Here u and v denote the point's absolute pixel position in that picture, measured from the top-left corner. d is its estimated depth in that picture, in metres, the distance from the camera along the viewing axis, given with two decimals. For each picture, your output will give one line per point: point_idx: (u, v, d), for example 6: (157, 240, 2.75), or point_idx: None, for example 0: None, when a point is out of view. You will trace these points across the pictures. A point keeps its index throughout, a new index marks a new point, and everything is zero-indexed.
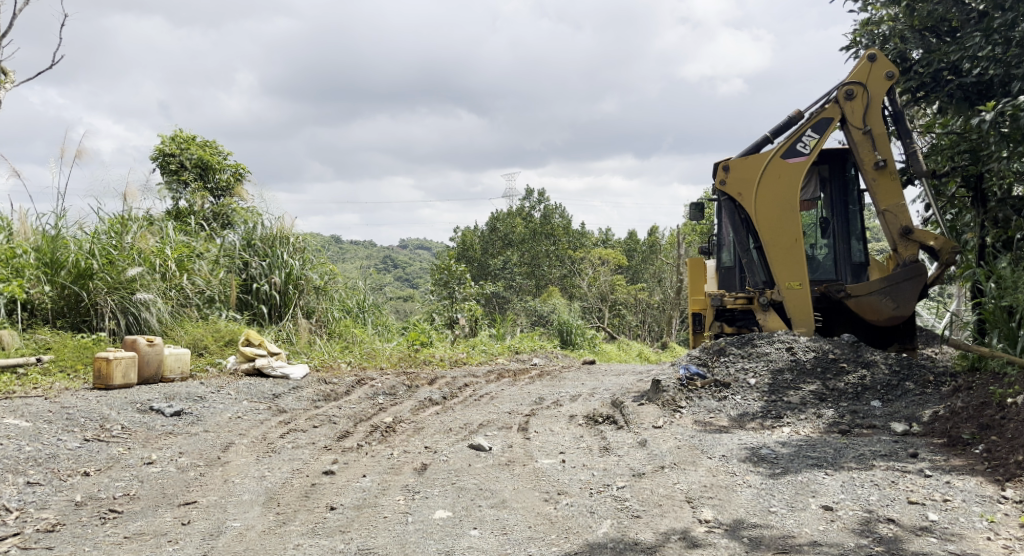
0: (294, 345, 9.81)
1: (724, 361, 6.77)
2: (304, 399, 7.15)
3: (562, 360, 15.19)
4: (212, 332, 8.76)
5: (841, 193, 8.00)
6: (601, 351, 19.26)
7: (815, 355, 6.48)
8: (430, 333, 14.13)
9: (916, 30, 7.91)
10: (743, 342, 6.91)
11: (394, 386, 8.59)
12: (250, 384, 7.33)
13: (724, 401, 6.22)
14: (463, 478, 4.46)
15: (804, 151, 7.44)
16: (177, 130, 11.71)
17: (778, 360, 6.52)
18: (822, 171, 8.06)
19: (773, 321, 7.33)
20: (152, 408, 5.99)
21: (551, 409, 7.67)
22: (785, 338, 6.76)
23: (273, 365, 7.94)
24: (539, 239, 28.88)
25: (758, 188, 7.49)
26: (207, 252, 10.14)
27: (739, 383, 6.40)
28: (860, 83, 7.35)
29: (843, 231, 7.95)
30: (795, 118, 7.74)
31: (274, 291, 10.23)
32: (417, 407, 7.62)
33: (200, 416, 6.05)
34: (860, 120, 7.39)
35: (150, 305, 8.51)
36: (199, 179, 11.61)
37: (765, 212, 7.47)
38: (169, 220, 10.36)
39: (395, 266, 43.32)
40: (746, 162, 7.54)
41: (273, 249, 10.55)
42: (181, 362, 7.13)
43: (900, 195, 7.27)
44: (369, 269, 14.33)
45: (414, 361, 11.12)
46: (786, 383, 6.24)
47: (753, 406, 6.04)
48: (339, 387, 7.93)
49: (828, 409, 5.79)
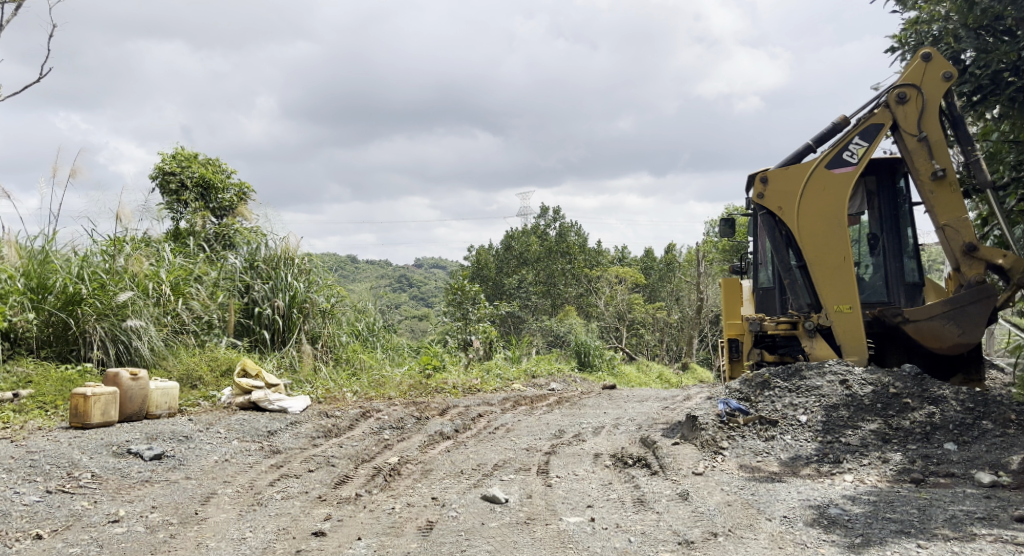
0: (296, 374, 9.17)
1: (769, 395, 6.04)
2: (302, 437, 6.51)
3: (582, 385, 14.45)
4: (207, 360, 8.17)
5: (891, 206, 7.31)
6: (619, 373, 18.52)
7: (874, 389, 5.75)
8: (443, 356, 13.49)
9: (971, 28, 7.10)
10: (790, 374, 6.19)
11: (402, 418, 7.91)
12: (244, 420, 6.67)
13: (772, 442, 5.53)
14: (476, 542, 3.77)
15: (851, 161, 6.75)
16: (177, 147, 11.09)
17: (831, 395, 5.80)
18: (869, 183, 7.38)
19: (821, 349, 6.61)
20: (130, 451, 5.35)
21: (574, 445, 6.96)
22: (838, 369, 6.05)
23: (269, 398, 7.26)
24: (555, 257, 28.17)
25: (799, 202, 6.81)
26: (206, 275, 9.53)
27: (788, 420, 5.70)
28: (914, 86, 6.67)
29: (894, 248, 7.24)
30: (840, 124, 7.07)
31: (276, 315, 9.59)
32: (426, 444, 6.95)
33: (183, 460, 5.40)
34: (914, 125, 6.72)
35: (142, 332, 7.87)
36: (200, 199, 11.01)
37: (808, 228, 6.78)
38: (167, 242, 9.79)
39: (408, 285, 42.81)
40: (786, 173, 6.88)
41: (277, 270, 9.94)
42: (168, 398, 6.49)
43: (962, 208, 6.54)
44: (380, 289, 13.72)
45: (425, 389, 10.45)
46: (842, 421, 5.54)
47: (806, 449, 5.36)
48: (342, 422, 7.27)
49: (895, 453, 5.08)
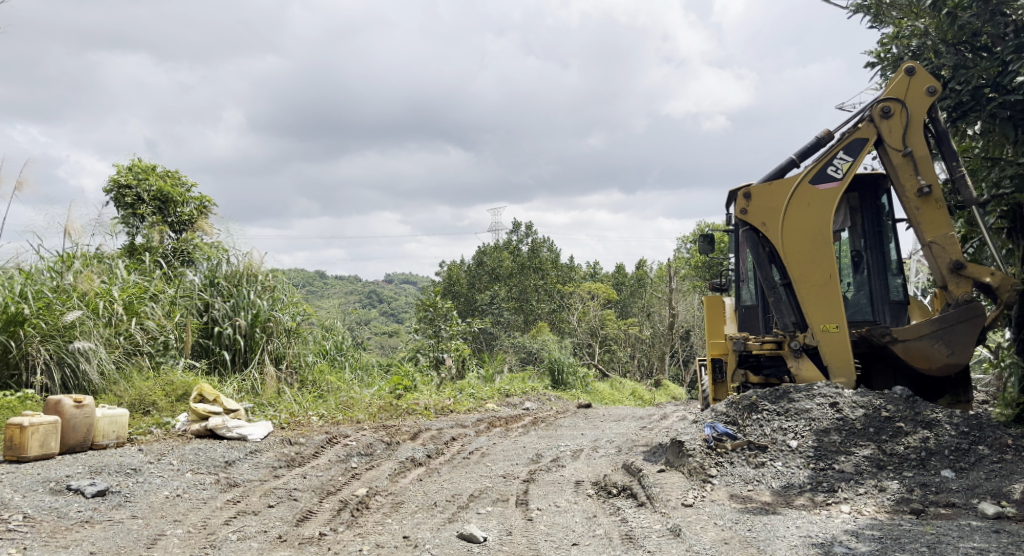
0: (259, 397, 8.72)
1: (757, 419, 5.78)
2: (262, 468, 6.10)
3: (557, 404, 14.11)
4: (162, 384, 7.71)
5: (874, 223, 7.11)
6: (594, 391, 18.22)
7: (865, 412, 5.50)
8: (414, 376, 13.07)
9: (950, 44, 6.99)
10: (778, 397, 5.93)
11: (370, 444, 7.51)
12: (199, 449, 6.22)
13: (762, 469, 5.27)
14: None
15: (836, 176, 6.52)
16: (134, 160, 10.59)
17: (822, 419, 5.54)
18: (852, 199, 7.16)
19: (808, 370, 6.38)
20: (70, 488, 4.91)
21: (552, 472, 6.62)
22: (827, 392, 5.80)
23: (227, 425, 6.82)
24: (527, 273, 27.87)
25: (784, 218, 6.58)
26: (163, 293, 9.06)
27: (778, 446, 5.44)
28: (898, 101, 6.42)
29: (879, 265, 7.03)
30: (824, 138, 6.73)
31: (238, 335, 9.13)
32: (395, 473, 6.56)
33: (129, 496, 4.97)
34: (899, 140, 6.43)
35: (91, 354, 7.40)
36: (158, 213, 10.51)
37: (794, 245, 6.54)
38: (121, 258, 9.30)
39: (380, 301, 42.23)
40: (770, 188, 6.65)
41: (239, 287, 9.49)
42: (116, 426, 6.07)
43: (949, 225, 6.28)
44: (348, 306, 13.27)
45: (395, 411, 10.04)
46: (834, 446, 5.28)
47: (799, 476, 5.09)
48: (306, 449, 6.86)
49: (892, 481, 4.82)
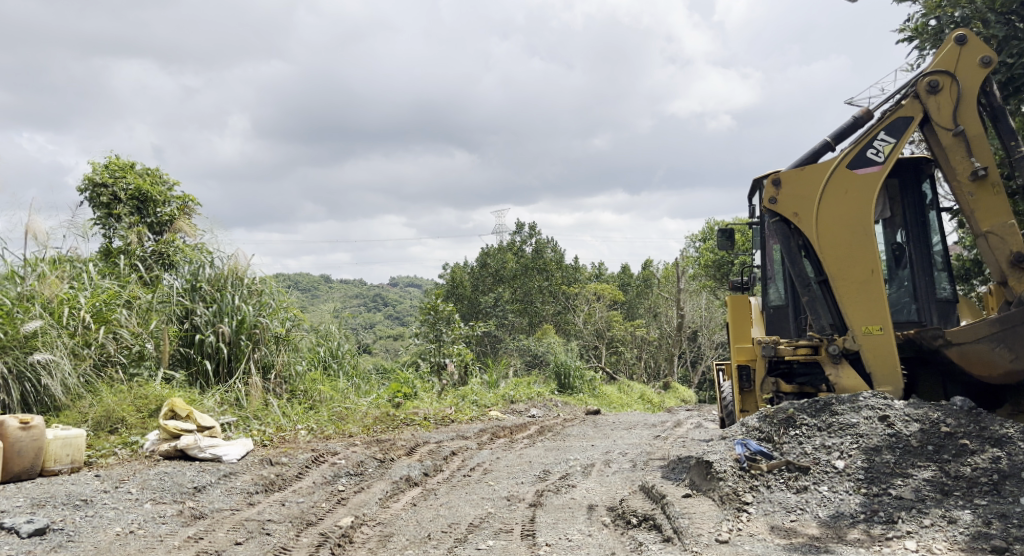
0: (243, 410, 8.02)
1: (795, 436, 5.09)
2: (235, 494, 5.42)
3: (563, 411, 13.41)
4: (133, 399, 7.04)
5: (917, 212, 6.39)
6: (602, 395, 17.49)
7: (921, 427, 4.79)
8: (414, 382, 12.38)
9: (1000, 13, 6.42)
10: (818, 409, 5.22)
11: (362, 462, 6.82)
12: (167, 473, 5.54)
13: (805, 495, 4.58)
14: None
15: (877, 160, 5.81)
16: (110, 157, 9.90)
17: (871, 435, 4.84)
18: (891, 186, 6.45)
19: (849, 377, 5.67)
20: (4, 526, 4.28)
21: (561, 493, 5.92)
22: (875, 403, 5.09)
23: (200, 444, 6.13)
24: (531, 274, 27.16)
25: (818, 207, 5.88)
26: (138, 299, 8.36)
27: (822, 467, 4.74)
28: (948, 73, 5.71)
29: (924, 259, 6.29)
30: (862, 118, 6.02)
31: (221, 343, 8.42)
32: (387, 496, 5.87)
33: (73, 535, 4.31)
34: (949, 118, 5.70)
35: (53, 367, 6.72)
36: (135, 213, 9.83)
37: (830, 238, 5.83)
38: (93, 262, 8.61)
39: (381, 304, 41.61)
40: (802, 175, 5.96)
41: (222, 292, 8.77)
42: (71, 449, 5.41)
43: (1007, 212, 5.57)
44: (344, 310, 12.57)
45: (392, 422, 9.36)
46: (888, 468, 4.58)
47: (849, 504, 4.40)
48: (288, 470, 6.18)
49: (963, 511, 4.10)
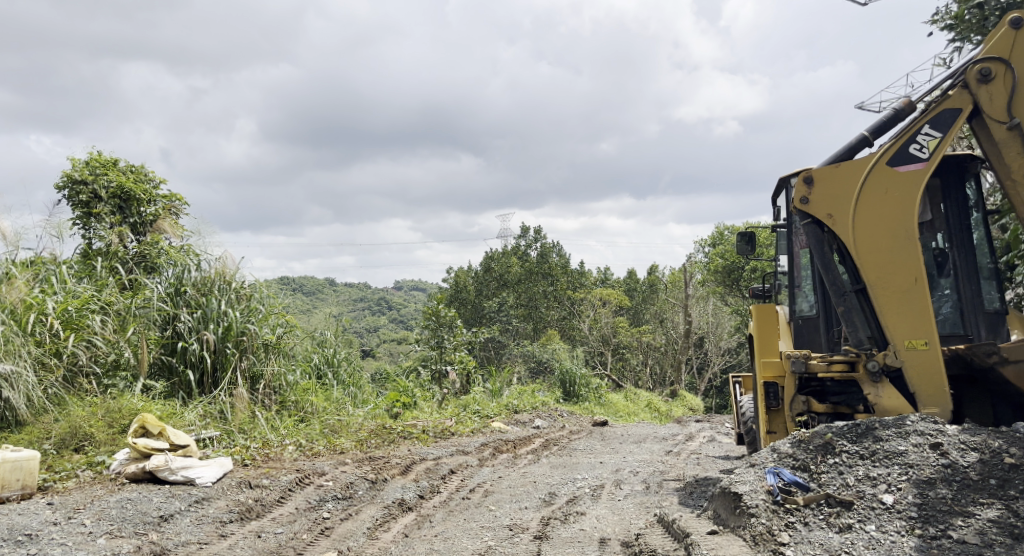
0: (227, 424, 7.48)
1: (835, 464, 4.51)
2: (205, 525, 4.85)
3: (569, 422, 12.83)
4: (104, 413, 6.48)
5: (961, 215, 5.82)
6: (608, 403, 16.90)
7: (980, 457, 4.21)
8: (412, 391, 11.81)
9: None
10: (859, 434, 4.65)
11: (352, 483, 6.25)
12: (131, 500, 4.98)
13: (850, 535, 4.00)
14: None
15: (920, 156, 5.24)
16: (92, 153, 9.37)
17: (923, 466, 4.26)
18: (933, 186, 5.87)
19: (890, 397, 5.09)
20: None
21: (570, 523, 5.35)
22: (926, 429, 4.51)
23: (171, 465, 5.59)
24: (536, 279, 26.56)
25: (855, 208, 5.31)
26: (114, 304, 7.77)
27: (867, 503, 4.16)
28: (1001, 60, 5.15)
29: (969, 267, 5.73)
30: (904, 110, 5.45)
31: (205, 352, 7.82)
32: (377, 524, 5.30)
33: None
34: (1004, 110, 5.13)
35: (15, 380, 6.18)
36: (118, 213, 9.29)
37: (868, 241, 5.26)
38: (69, 265, 8.05)
39: (383, 306, 41.10)
40: (837, 173, 5.39)
41: (206, 296, 8.17)
42: (22, 474, 4.87)
43: None
44: (341, 315, 12.02)
45: (389, 435, 8.80)
46: (945, 505, 4.00)
47: (903, 548, 3.82)
48: (269, 494, 5.62)
49: None
